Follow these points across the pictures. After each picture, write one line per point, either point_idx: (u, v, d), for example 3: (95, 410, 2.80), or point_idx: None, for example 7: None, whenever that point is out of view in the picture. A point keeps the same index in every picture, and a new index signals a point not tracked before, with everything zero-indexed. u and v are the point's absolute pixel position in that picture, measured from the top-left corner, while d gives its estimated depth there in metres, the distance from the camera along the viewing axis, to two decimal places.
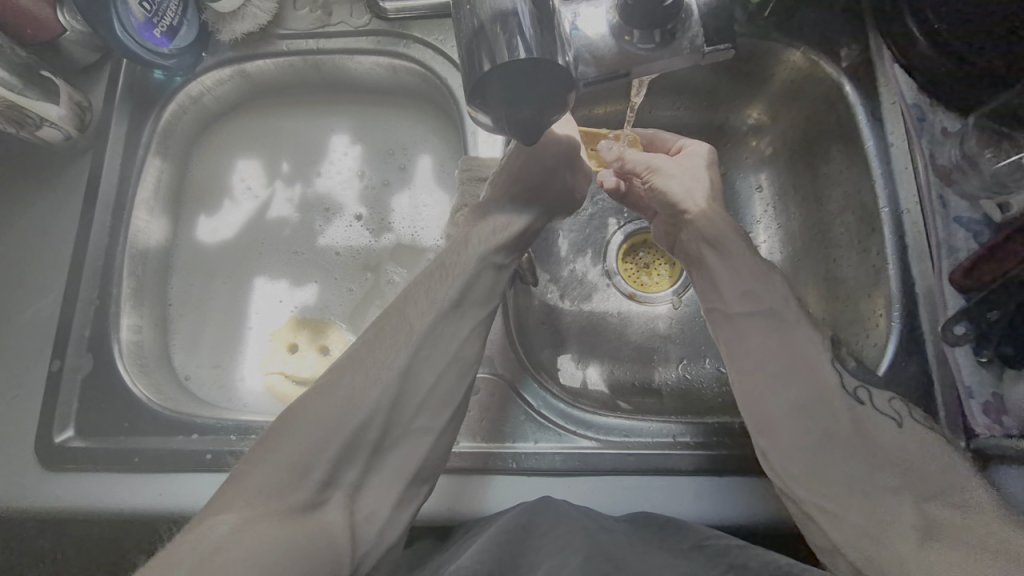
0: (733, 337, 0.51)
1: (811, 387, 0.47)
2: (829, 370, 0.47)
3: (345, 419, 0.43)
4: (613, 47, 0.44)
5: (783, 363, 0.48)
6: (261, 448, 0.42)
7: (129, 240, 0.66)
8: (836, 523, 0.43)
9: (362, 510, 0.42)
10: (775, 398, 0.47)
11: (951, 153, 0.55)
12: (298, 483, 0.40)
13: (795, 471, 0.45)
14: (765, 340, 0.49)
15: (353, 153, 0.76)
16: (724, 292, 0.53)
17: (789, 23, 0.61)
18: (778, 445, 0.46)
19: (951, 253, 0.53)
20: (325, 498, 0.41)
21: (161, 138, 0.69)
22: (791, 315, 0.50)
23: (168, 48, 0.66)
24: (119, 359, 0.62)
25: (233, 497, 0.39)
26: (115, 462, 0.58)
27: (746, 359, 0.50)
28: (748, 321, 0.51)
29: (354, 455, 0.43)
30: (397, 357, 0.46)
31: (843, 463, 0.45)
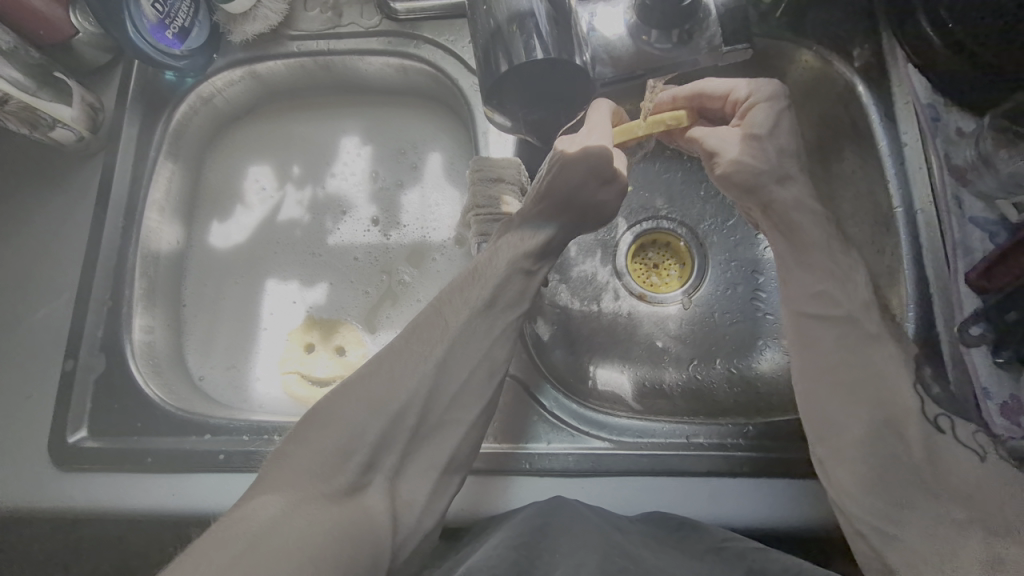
0: (806, 340, 0.51)
1: (885, 408, 0.47)
2: (907, 396, 0.47)
3: (379, 417, 0.44)
4: (630, 47, 0.44)
5: (858, 380, 0.48)
6: (300, 433, 0.43)
7: (141, 241, 0.66)
8: (896, 548, 0.44)
9: (402, 496, 0.44)
10: (846, 412, 0.48)
11: (966, 153, 0.54)
12: (341, 466, 0.42)
13: (850, 488, 0.46)
14: (841, 353, 0.49)
15: (364, 153, 0.76)
16: (793, 293, 0.53)
17: (800, 23, 0.61)
18: (838, 457, 0.47)
19: (966, 253, 0.52)
20: (367, 481, 0.42)
21: (172, 139, 0.70)
22: (870, 328, 0.50)
23: (179, 49, 0.66)
24: (132, 360, 0.62)
25: (276, 479, 0.41)
26: (128, 461, 0.58)
27: (821, 366, 0.50)
28: (817, 326, 0.51)
29: (394, 439, 0.44)
30: (437, 349, 0.48)
31: (903, 488, 0.45)
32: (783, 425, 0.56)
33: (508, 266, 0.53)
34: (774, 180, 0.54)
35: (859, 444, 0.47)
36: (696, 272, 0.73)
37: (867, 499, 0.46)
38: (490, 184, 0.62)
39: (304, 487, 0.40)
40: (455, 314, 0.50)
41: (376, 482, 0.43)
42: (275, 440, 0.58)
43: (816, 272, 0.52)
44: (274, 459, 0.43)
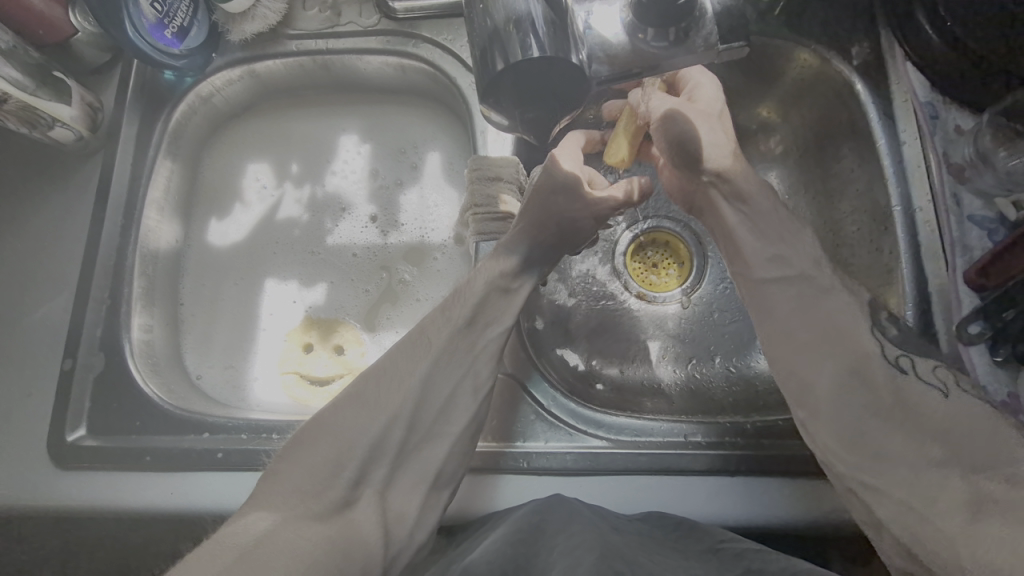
0: (763, 305, 0.52)
1: (847, 358, 0.47)
2: (866, 340, 0.48)
3: (369, 424, 0.46)
4: (626, 45, 0.44)
5: (814, 336, 0.49)
6: (297, 449, 0.45)
7: (141, 240, 0.66)
8: (882, 500, 0.44)
9: (392, 510, 0.46)
10: (807, 370, 0.48)
11: (965, 150, 0.54)
12: (331, 482, 0.44)
13: (835, 447, 0.46)
14: (794, 311, 0.50)
15: (362, 152, 0.76)
16: (749, 259, 0.53)
17: (799, 21, 0.61)
18: (817, 417, 0.47)
19: (965, 251, 0.52)
20: (357, 496, 0.44)
21: (171, 138, 0.70)
22: (825, 281, 0.51)
23: (178, 48, 0.66)
24: (130, 359, 0.62)
25: (270, 496, 0.43)
26: (127, 460, 0.58)
27: (774, 327, 0.50)
28: (775, 288, 0.51)
29: (381, 454, 0.46)
30: (420, 366, 0.50)
31: (885, 435, 0.45)
32: (782, 424, 0.56)
33: (486, 283, 0.55)
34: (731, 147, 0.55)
35: (833, 399, 0.47)
36: (695, 270, 0.73)
37: (850, 455, 0.46)
38: (487, 183, 0.62)
39: (298, 506, 0.42)
40: (438, 333, 0.52)
41: (366, 497, 0.45)
42: (273, 440, 0.58)
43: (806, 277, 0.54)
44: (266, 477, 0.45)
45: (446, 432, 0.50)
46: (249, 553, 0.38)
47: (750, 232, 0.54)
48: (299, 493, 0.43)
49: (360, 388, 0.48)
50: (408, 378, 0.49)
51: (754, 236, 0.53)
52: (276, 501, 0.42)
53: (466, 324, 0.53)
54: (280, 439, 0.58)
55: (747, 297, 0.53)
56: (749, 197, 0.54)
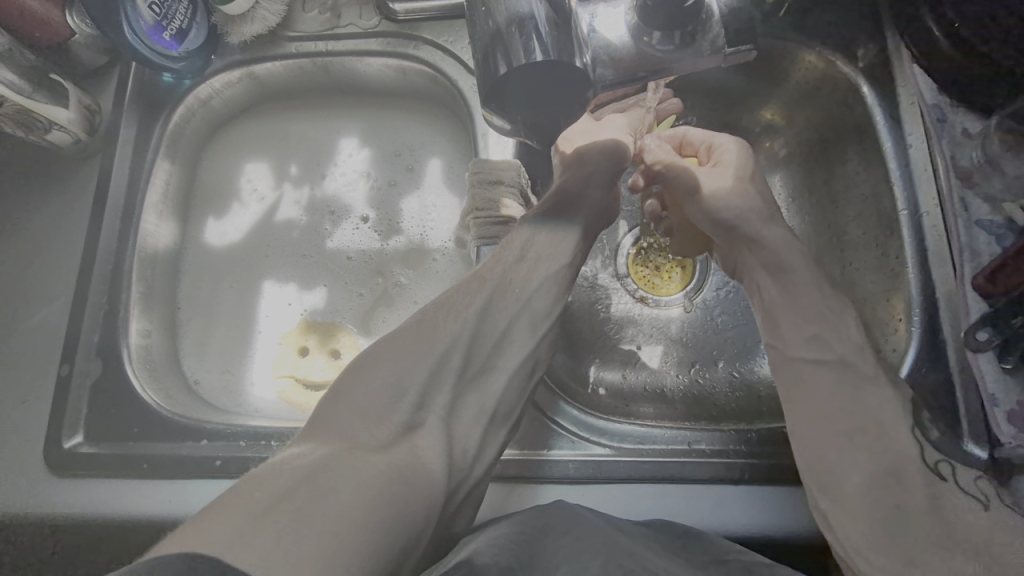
0: (800, 382, 0.51)
1: (886, 456, 0.46)
2: (907, 443, 0.47)
3: (426, 354, 0.48)
4: (631, 48, 0.43)
5: (854, 424, 0.48)
6: (352, 379, 0.46)
7: (140, 243, 0.66)
8: None
9: (457, 439, 0.48)
10: (844, 457, 0.47)
11: (972, 154, 0.53)
12: (385, 417, 0.44)
13: (862, 546, 0.44)
14: (834, 394, 0.49)
15: (361, 155, 0.75)
16: (786, 335, 0.53)
17: (804, 23, 0.61)
18: (843, 505, 0.46)
19: (973, 257, 0.51)
20: (421, 420, 0.46)
21: (169, 141, 0.69)
22: (866, 370, 0.50)
23: (177, 50, 0.66)
24: (129, 364, 0.62)
25: (333, 418, 0.43)
26: (124, 467, 0.58)
27: (814, 409, 0.49)
28: (814, 369, 0.51)
29: (442, 381, 0.48)
30: (478, 299, 0.53)
31: (916, 545, 0.43)
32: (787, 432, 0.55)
33: (530, 226, 0.59)
34: (761, 220, 0.57)
35: (863, 489, 0.46)
36: (698, 274, 0.72)
37: (877, 555, 0.43)
38: (488, 187, 0.61)
39: (358, 434, 0.42)
40: (492, 272, 0.56)
41: (429, 421, 0.46)
42: (272, 447, 0.58)
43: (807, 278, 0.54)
44: (325, 402, 0.45)
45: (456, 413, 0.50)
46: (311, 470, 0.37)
47: (791, 309, 0.54)
48: (365, 413, 0.44)
49: (421, 322, 0.51)
50: (466, 311, 0.52)
51: (788, 314, 0.54)
52: (331, 433, 0.42)
53: (516, 259, 0.57)
54: (279, 445, 0.58)
55: (782, 374, 0.53)
56: (788, 269, 0.55)
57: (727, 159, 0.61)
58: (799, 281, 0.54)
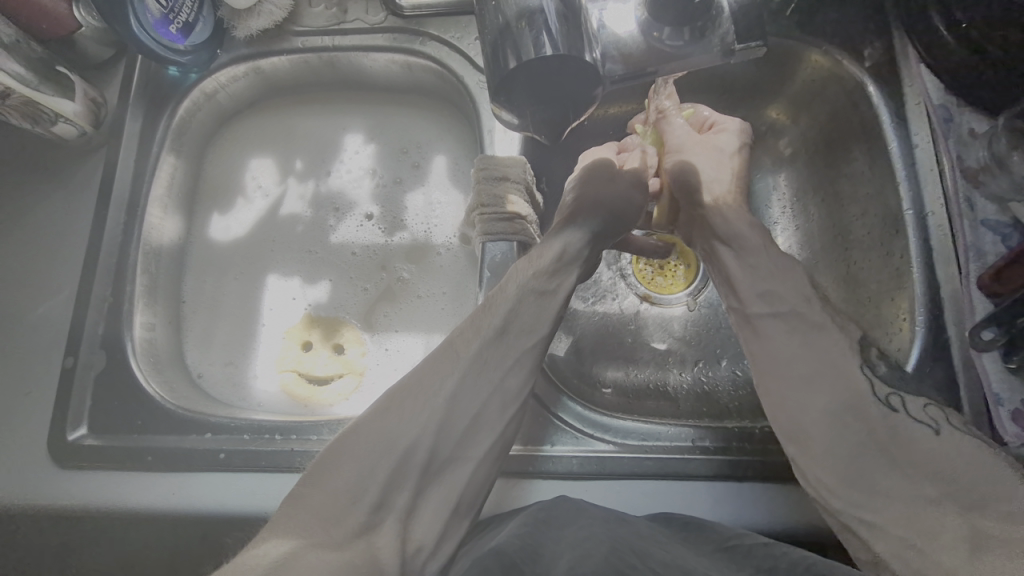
0: (757, 338, 0.50)
1: (842, 394, 0.46)
2: (858, 378, 0.47)
3: (387, 453, 0.43)
4: (640, 43, 0.43)
5: (808, 371, 0.47)
6: (312, 473, 0.43)
7: (143, 237, 0.66)
8: (881, 535, 0.42)
9: (413, 539, 0.43)
10: (805, 403, 0.47)
11: (979, 154, 0.53)
12: (350, 510, 0.41)
13: (830, 484, 0.45)
14: (789, 345, 0.49)
15: (366, 151, 0.75)
16: (743, 292, 0.52)
17: (812, 22, 0.60)
18: (811, 456, 0.46)
19: (978, 255, 0.52)
20: (378, 520, 0.42)
21: (175, 135, 0.69)
22: (816, 317, 0.49)
23: (183, 44, 0.66)
24: (132, 356, 0.62)
25: (290, 520, 0.41)
26: (128, 459, 0.58)
27: (770, 363, 0.49)
28: (771, 323, 0.50)
29: (400, 481, 0.43)
30: (453, 377, 0.47)
31: (877, 472, 0.44)
32: None
33: (518, 289, 0.52)
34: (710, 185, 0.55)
35: (826, 435, 0.45)
36: (701, 274, 0.72)
37: (848, 493, 0.44)
38: (495, 183, 0.62)
39: (318, 533, 0.40)
40: (466, 346, 0.49)
41: (388, 522, 0.42)
42: (275, 440, 0.58)
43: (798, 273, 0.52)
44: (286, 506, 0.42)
45: None
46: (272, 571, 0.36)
47: (749, 266, 0.53)
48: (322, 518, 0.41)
49: (380, 413, 0.46)
50: (432, 396, 0.46)
51: (747, 273, 0.52)
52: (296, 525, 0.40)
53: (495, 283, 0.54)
54: (283, 439, 0.58)
55: (740, 331, 0.52)
56: (745, 231, 0.54)
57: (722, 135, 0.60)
58: (754, 243, 0.53)
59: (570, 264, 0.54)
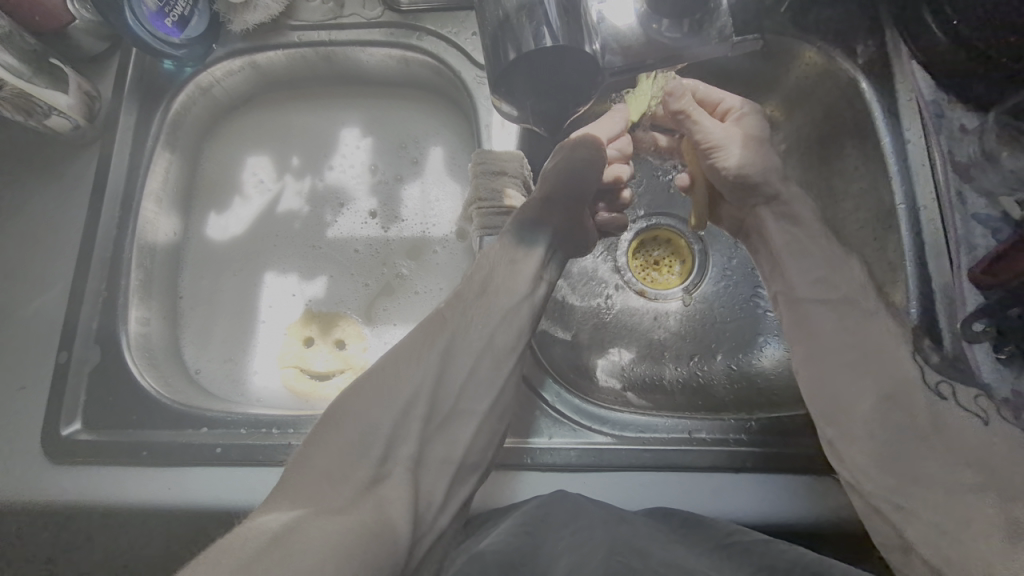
0: (802, 321, 0.56)
1: (890, 381, 0.51)
2: (908, 365, 0.51)
3: (393, 402, 0.47)
4: (639, 35, 0.43)
5: (858, 355, 0.52)
6: (318, 434, 0.46)
7: (139, 232, 0.65)
8: (911, 521, 0.46)
9: (424, 489, 0.46)
10: (853, 385, 0.51)
11: (970, 149, 0.54)
12: (358, 465, 0.44)
13: (865, 465, 0.49)
14: (836, 331, 0.54)
15: (365, 146, 0.75)
16: (792, 280, 0.57)
17: (805, 18, 0.61)
18: (847, 436, 0.50)
19: (969, 249, 0.52)
20: (387, 471, 0.44)
21: (170, 129, 0.69)
22: (870, 307, 0.54)
23: (178, 37, 0.65)
24: (128, 352, 0.61)
25: (298, 483, 0.43)
26: (123, 455, 0.57)
27: (821, 347, 0.54)
28: (819, 309, 0.55)
29: (407, 431, 0.47)
30: (435, 345, 0.50)
31: (917, 457, 0.48)
32: (789, 422, 0.56)
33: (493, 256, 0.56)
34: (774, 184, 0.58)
35: (869, 417, 0.50)
36: (696, 269, 0.73)
37: (882, 476, 0.48)
38: (491, 177, 0.61)
39: (327, 494, 0.42)
40: (453, 310, 0.53)
41: (396, 471, 0.45)
42: (273, 434, 0.57)
43: (818, 262, 0.56)
44: (303, 451, 0.45)
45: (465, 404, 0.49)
46: (274, 542, 0.37)
47: (799, 259, 0.57)
48: (333, 472, 0.43)
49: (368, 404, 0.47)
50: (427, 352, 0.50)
51: (795, 263, 0.57)
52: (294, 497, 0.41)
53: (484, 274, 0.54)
54: (280, 433, 0.57)
55: (788, 316, 0.57)
56: (800, 223, 0.58)
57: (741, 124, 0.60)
58: (809, 235, 0.58)
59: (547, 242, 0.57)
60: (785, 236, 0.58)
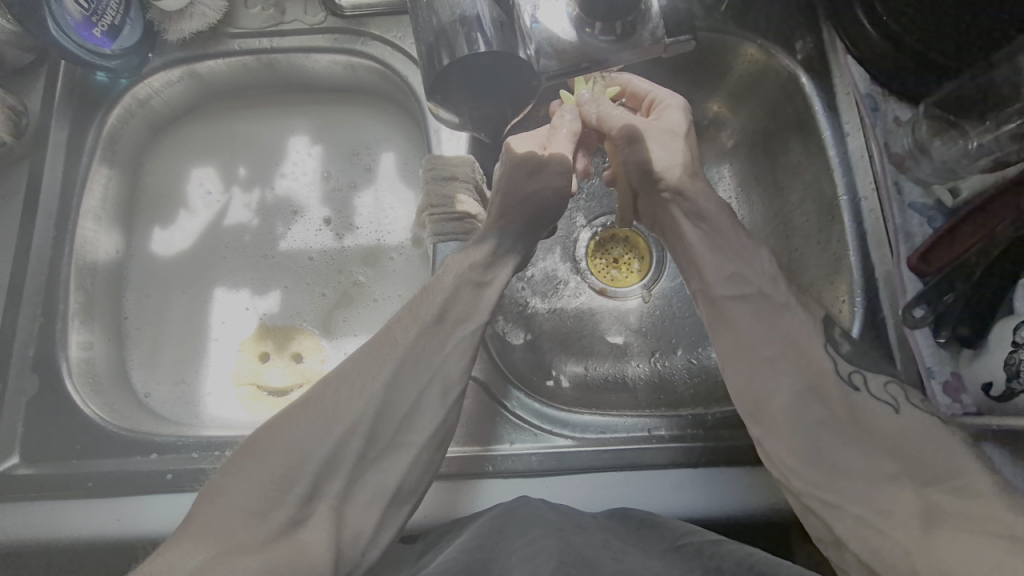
0: (723, 321, 0.52)
1: (807, 374, 0.49)
2: (821, 357, 0.50)
3: (329, 429, 0.44)
4: (574, 40, 0.44)
5: (776, 351, 0.50)
6: (239, 463, 0.43)
7: (76, 252, 0.62)
8: (836, 514, 0.44)
9: (348, 528, 0.42)
10: (772, 381, 0.49)
11: (904, 141, 0.55)
12: (281, 499, 0.41)
13: (790, 463, 0.47)
14: (754, 324, 0.51)
15: (314, 153, 0.73)
16: (709, 276, 0.54)
17: (744, 17, 0.63)
18: (773, 432, 0.48)
19: (907, 237, 0.53)
20: (307, 513, 0.42)
21: (107, 144, 0.66)
22: (780, 298, 0.52)
23: (110, 48, 0.63)
24: (68, 379, 0.59)
25: (209, 523, 0.40)
26: (65, 487, 0.55)
27: (738, 342, 0.51)
28: (736, 305, 0.52)
29: (334, 469, 0.44)
30: (392, 376, 0.47)
31: (838, 450, 0.46)
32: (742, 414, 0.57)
33: (456, 279, 0.52)
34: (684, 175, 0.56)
35: (789, 410, 0.48)
36: (654, 266, 0.74)
37: (806, 470, 0.46)
38: (443, 183, 0.61)
39: (236, 535, 0.39)
40: (406, 331, 0.50)
41: (319, 509, 0.42)
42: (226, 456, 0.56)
43: (727, 253, 0.54)
44: (230, 466, 0.43)
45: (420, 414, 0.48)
46: None
47: (713, 246, 0.54)
48: (257, 502, 0.41)
49: (297, 420, 0.45)
50: (370, 383, 0.47)
51: (706, 254, 0.54)
52: (207, 534, 0.39)
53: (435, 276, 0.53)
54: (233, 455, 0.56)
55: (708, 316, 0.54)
56: (709, 215, 0.55)
57: (666, 117, 0.58)
58: (719, 224, 0.55)
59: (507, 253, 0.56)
60: (695, 230, 0.56)
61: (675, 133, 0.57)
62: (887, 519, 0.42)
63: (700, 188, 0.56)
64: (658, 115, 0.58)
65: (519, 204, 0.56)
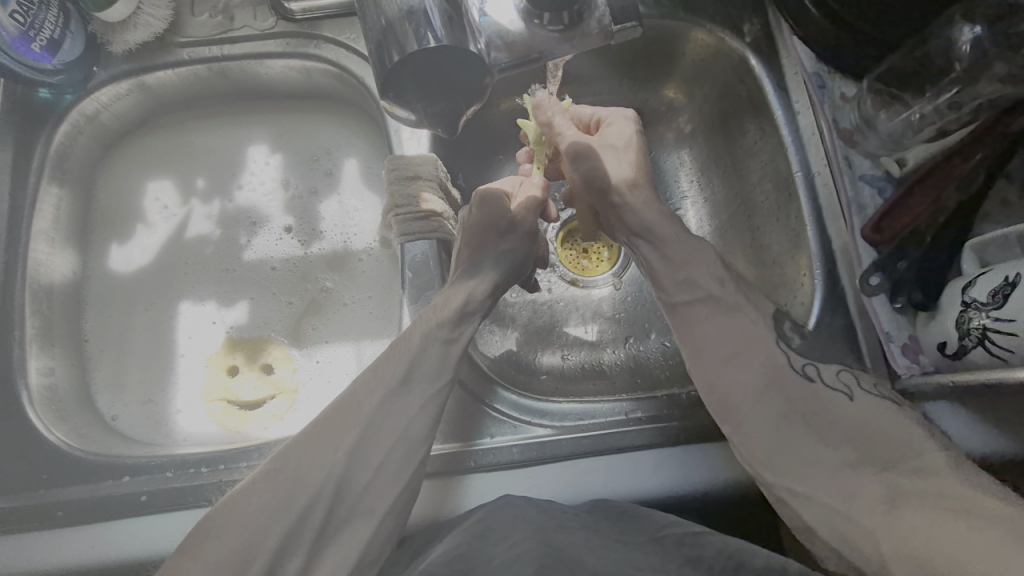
0: (682, 324, 0.54)
1: (763, 367, 0.50)
2: (775, 352, 0.51)
3: (287, 506, 0.43)
4: (523, 32, 0.44)
5: (731, 349, 0.52)
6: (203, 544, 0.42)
7: (30, 276, 0.61)
8: (807, 504, 0.46)
9: None
10: (731, 382, 0.51)
11: (851, 117, 0.57)
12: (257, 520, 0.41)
13: (760, 457, 0.48)
14: (710, 326, 0.53)
15: (274, 162, 0.72)
16: (664, 285, 0.55)
17: (693, 3, 0.64)
18: (740, 429, 0.49)
19: (860, 209, 0.55)
20: None
21: (55, 163, 0.64)
22: (730, 300, 0.53)
23: (51, 63, 0.61)
24: (30, 407, 0.57)
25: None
26: (36, 518, 0.53)
27: (696, 345, 0.53)
28: (692, 309, 0.54)
29: (297, 541, 0.43)
30: (377, 396, 0.48)
31: (801, 442, 0.48)
32: None
33: (422, 338, 0.51)
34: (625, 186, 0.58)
35: (752, 404, 0.50)
36: (623, 254, 0.75)
37: (773, 463, 0.48)
38: (406, 182, 0.60)
39: None
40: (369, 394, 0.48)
41: None
42: (203, 473, 0.54)
43: (675, 262, 0.55)
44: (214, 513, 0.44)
45: (395, 417, 0.48)
46: None
47: (660, 253, 0.56)
48: (237, 546, 0.41)
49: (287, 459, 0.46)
50: (356, 410, 0.48)
51: (651, 264, 0.57)
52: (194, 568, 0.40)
53: None
54: (210, 470, 0.54)
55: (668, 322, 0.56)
56: (658, 233, 0.56)
57: (612, 132, 0.61)
58: (665, 234, 0.56)
59: (479, 262, 0.57)
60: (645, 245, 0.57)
61: (622, 145, 0.60)
62: (854, 502, 0.44)
63: (648, 201, 0.58)
64: (603, 132, 0.61)
65: (483, 244, 0.58)
